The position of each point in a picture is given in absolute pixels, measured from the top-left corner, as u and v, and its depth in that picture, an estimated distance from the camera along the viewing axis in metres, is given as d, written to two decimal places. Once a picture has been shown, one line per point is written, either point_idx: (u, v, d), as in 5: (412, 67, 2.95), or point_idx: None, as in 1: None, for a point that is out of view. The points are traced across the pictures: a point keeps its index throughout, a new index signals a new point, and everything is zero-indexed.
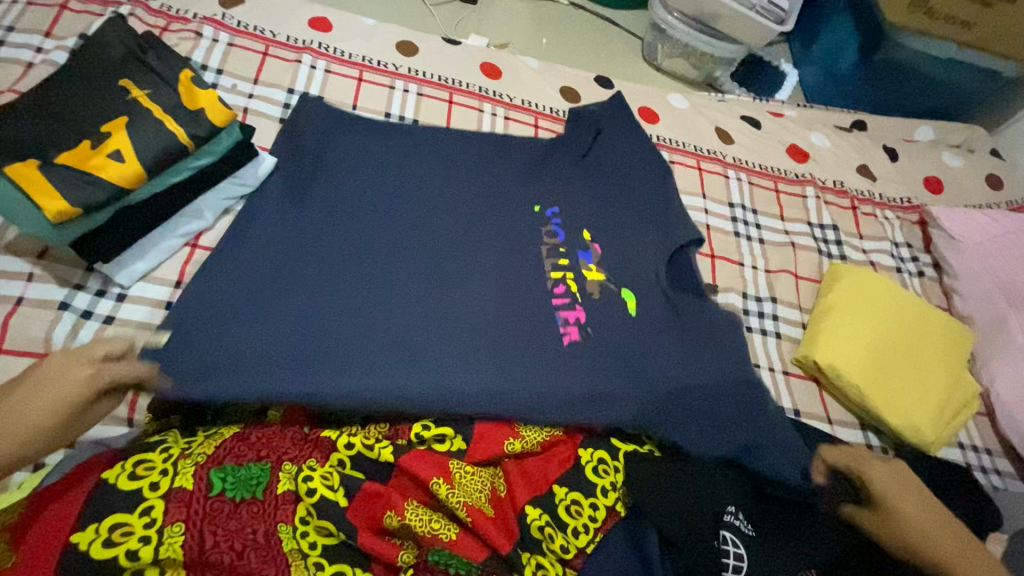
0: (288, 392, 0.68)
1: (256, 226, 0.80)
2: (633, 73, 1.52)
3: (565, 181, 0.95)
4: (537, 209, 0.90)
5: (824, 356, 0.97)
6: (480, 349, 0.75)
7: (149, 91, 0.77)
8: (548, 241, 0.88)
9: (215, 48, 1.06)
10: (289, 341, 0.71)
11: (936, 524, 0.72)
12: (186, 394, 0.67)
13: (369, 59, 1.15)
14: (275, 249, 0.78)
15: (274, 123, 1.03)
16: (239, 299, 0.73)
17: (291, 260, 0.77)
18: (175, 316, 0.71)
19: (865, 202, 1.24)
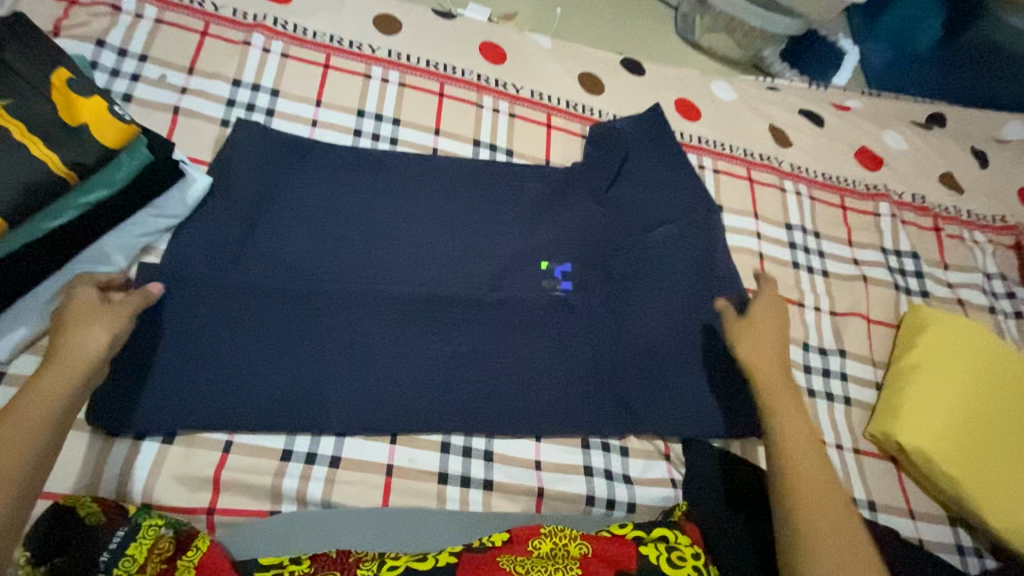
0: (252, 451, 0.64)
1: (195, 298, 0.66)
2: (664, 51, 1.26)
3: (585, 229, 0.81)
4: (544, 266, 0.78)
5: (913, 439, 0.76)
6: (472, 433, 0.69)
7: (9, 101, 0.55)
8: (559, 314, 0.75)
9: (140, 27, 0.83)
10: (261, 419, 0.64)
11: (780, 383, 0.68)
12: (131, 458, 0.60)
13: (338, 38, 0.91)
14: (229, 331, 0.66)
15: (214, 126, 0.80)
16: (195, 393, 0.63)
17: (248, 342, 0.66)
18: None
19: (949, 220, 1.02)
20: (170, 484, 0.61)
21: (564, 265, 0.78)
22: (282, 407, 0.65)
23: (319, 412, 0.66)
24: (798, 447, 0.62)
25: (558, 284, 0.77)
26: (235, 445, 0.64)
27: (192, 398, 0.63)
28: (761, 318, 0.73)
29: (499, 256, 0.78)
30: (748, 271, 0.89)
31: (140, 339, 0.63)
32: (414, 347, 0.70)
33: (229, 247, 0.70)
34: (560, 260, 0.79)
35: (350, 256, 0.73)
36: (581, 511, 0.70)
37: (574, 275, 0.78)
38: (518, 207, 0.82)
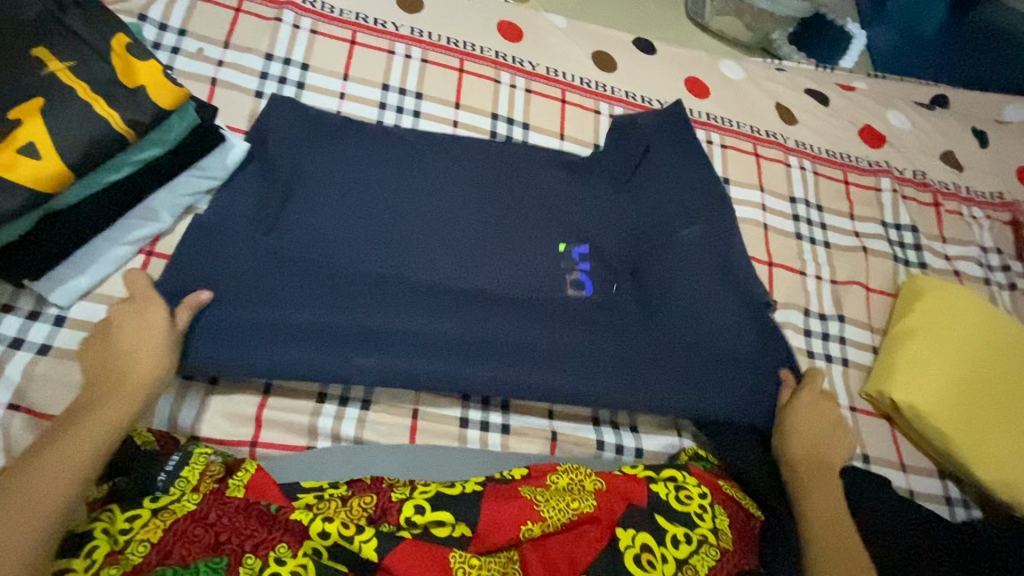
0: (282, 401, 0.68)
1: (230, 249, 0.70)
2: (674, 33, 1.30)
3: (597, 201, 0.86)
4: (563, 247, 0.82)
5: (906, 397, 0.81)
6: None
7: (74, 64, 0.61)
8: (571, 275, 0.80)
9: (179, 3, 0.88)
10: (294, 356, 0.67)
11: (821, 485, 0.70)
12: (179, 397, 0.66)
13: (364, 16, 0.96)
14: (263, 276, 0.69)
15: (249, 97, 0.86)
16: (229, 332, 0.66)
17: (279, 287, 0.69)
18: None
19: (949, 196, 1.05)
20: (218, 420, 0.67)
21: (581, 247, 0.83)
22: (314, 355, 0.67)
23: (342, 365, 0.68)
24: (830, 544, 0.65)
25: (575, 265, 0.81)
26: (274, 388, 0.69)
27: (227, 337, 0.66)
28: (813, 408, 0.75)
29: (519, 224, 0.82)
30: (753, 240, 0.94)
31: (181, 285, 0.67)
32: (438, 302, 0.74)
33: (269, 209, 0.75)
34: (574, 231, 0.84)
35: (377, 217, 0.77)
36: (592, 454, 0.75)
37: (591, 256, 0.82)
38: (535, 177, 0.86)
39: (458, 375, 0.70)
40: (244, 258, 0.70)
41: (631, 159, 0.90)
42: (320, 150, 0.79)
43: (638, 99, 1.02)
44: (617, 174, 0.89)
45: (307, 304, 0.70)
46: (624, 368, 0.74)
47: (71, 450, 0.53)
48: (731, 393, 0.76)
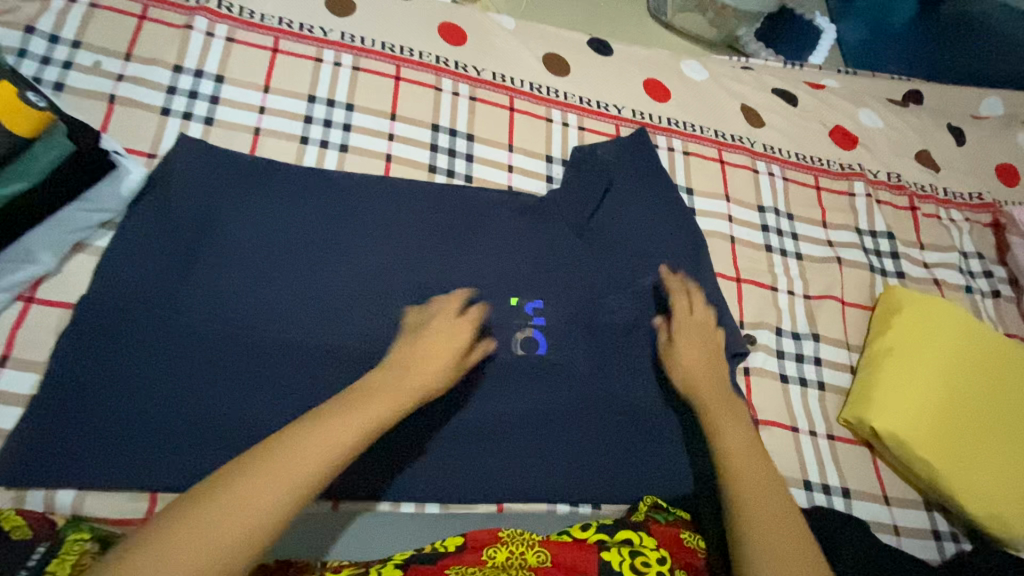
0: (189, 468, 0.60)
1: (138, 302, 0.64)
2: (635, 33, 1.23)
3: (546, 231, 0.81)
4: (514, 301, 0.75)
5: (887, 422, 0.74)
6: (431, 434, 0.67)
7: None
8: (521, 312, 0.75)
9: (74, 11, 0.79)
10: (214, 419, 0.62)
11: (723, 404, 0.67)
12: (66, 468, 0.58)
13: (287, 21, 0.87)
14: (174, 333, 0.64)
15: (154, 115, 0.76)
16: (139, 404, 0.61)
17: (191, 345, 0.64)
18: (60, 354, 0.61)
19: (925, 199, 0.99)
20: (108, 492, 0.59)
21: (536, 301, 0.76)
22: (234, 416, 0.63)
23: (258, 423, 0.63)
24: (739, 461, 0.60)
25: (529, 322, 0.74)
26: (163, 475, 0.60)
27: (135, 398, 0.61)
28: (688, 332, 0.73)
29: (462, 258, 0.77)
30: (719, 255, 0.87)
31: (86, 350, 0.61)
32: (373, 345, 0.69)
33: (179, 249, 0.67)
34: (523, 260, 0.78)
35: (302, 259, 0.71)
36: (545, 508, 0.68)
37: (547, 310, 0.76)
38: (479, 202, 0.81)
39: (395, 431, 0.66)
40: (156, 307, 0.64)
41: (592, 201, 0.83)
42: (238, 183, 0.72)
43: (593, 105, 0.94)
44: (574, 207, 0.82)
45: (226, 358, 0.64)
46: (572, 407, 0.71)
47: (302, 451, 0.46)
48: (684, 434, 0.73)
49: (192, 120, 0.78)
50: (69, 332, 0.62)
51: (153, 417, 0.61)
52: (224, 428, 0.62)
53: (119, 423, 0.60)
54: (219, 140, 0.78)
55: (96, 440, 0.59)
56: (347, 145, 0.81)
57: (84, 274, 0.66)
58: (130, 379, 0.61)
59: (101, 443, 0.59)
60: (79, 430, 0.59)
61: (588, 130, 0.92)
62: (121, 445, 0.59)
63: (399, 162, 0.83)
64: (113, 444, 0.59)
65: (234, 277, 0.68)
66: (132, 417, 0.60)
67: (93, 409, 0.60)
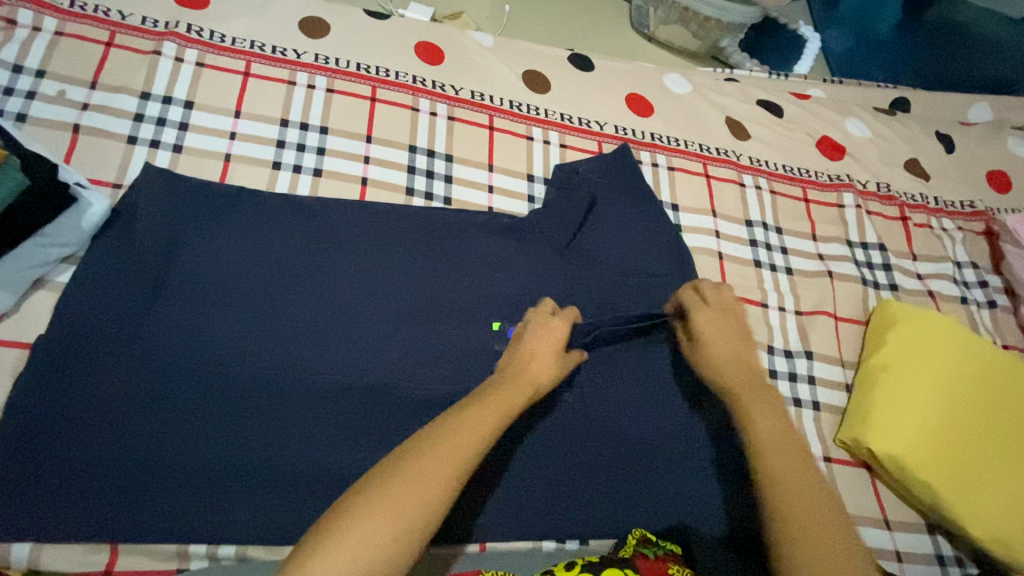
0: (153, 515, 0.57)
1: (99, 340, 0.61)
2: (617, 47, 1.22)
3: (529, 252, 0.79)
4: (496, 327, 0.73)
5: (883, 443, 0.72)
6: None
7: None
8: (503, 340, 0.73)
9: (38, 40, 0.77)
10: (179, 462, 0.59)
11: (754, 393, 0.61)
12: (21, 520, 0.55)
13: (259, 45, 0.85)
14: (137, 372, 0.61)
15: (120, 144, 0.74)
16: (99, 447, 0.58)
17: (155, 385, 0.61)
18: (17, 397, 0.58)
19: (916, 208, 0.98)
20: (66, 545, 0.56)
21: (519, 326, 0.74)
22: (201, 458, 0.60)
23: (229, 465, 0.60)
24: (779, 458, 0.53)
25: None
26: (124, 527, 0.57)
27: (96, 443, 0.58)
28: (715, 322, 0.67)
29: (442, 283, 0.74)
30: (707, 272, 0.84)
31: (44, 392, 0.59)
32: (348, 378, 0.66)
33: (144, 283, 0.65)
34: (505, 285, 0.76)
35: (274, 289, 0.68)
36: (530, 544, 0.65)
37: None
38: (459, 224, 0.78)
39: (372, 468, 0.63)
40: (123, 346, 0.62)
41: (575, 219, 0.80)
42: (206, 213, 0.70)
43: (575, 121, 0.93)
44: (557, 226, 0.80)
45: (192, 396, 0.62)
46: (560, 436, 0.69)
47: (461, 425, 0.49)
48: (674, 461, 0.71)
49: (161, 148, 0.76)
50: (26, 376, 0.59)
51: (113, 462, 0.58)
52: (190, 472, 0.59)
53: (79, 469, 0.57)
54: (187, 167, 0.75)
55: (52, 489, 0.56)
56: (321, 169, 0.79)
57: (44, 313, 0.64)
58: (90, 421, 0.58)
59: (56, 492, 0.56)
60: (35, 478, 0.56)
61: (570, 148, 0.90)
62: (78, 493, 0.56)
63: (376, 185, 0.81)
64: (71, 492, 0.56)
65: (201, 310, 0.65)
66: (91, 461, 0.57)
67: (50, 456, 0.57)
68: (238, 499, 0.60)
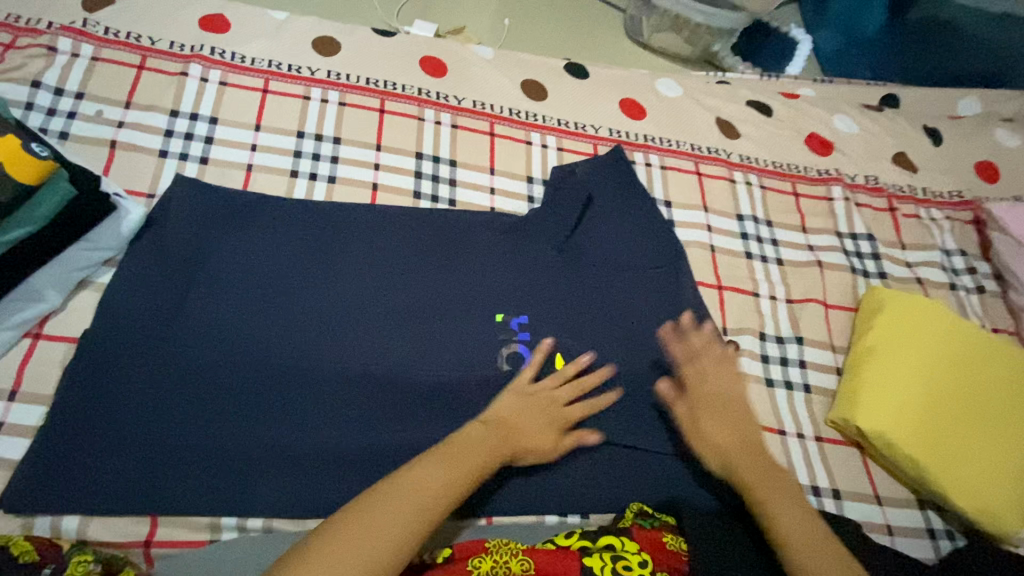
0: (187, 492, 0.63)
1: (136, 333, 0.67)
2: (613, 54, 1.28)
3: (528, 250, 0.84)
4: (499, 318, 0.78)
5: (870, 422, 0.75)
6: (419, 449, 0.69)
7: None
8: (505, 332, 0.78)
9: (76, 65, 0.84)
10: (208, 444, 0.65)
11: (769, 485, 0.65)
12: (68, 497, 0.61)
13: (276, 63, 0.92)
14: (171, 362, 0.67)
15: (152, 157, 0.81)
16: (136, 431, 0.63)
17: (185, 374, 0.67)
18: (63, 387, 0.64)
19: (904, 200, 1.01)
20: (109, 519, 0.61)
21: (520, 318, 0.79)
22: (228, 440, 0.65)
23: (253, 446, 0.66)
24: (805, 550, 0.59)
25: (513, 337, 0.77)
26: (161, 502, 0.62)
27: (133, 428, 0.63)
28: (708, 402, 0.71)
29: (447, 280, 0.79)
30: (699, 264, 0.89)
31: (88, 381, 0.65)
32: (362, 367, 0.72)
33: (175, 281, 0.71)
34: (506, 280, 0.81)
35: (292, 287, 0.74)
36: (533, 519, 0.69)
37: (531, 326, 0.79)
38: (463, 224, 0.84)
39: (385, 449, 0.68)
40: (157, 339, 0.68)
41: (572, 217, 0.85)
42: (230, 218, 0.76)
43: (571, 126, 0.98)
44: (554, 225, 0.85)
45: (220, 384, 0.67)
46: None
47: (407, 504, 0.53)
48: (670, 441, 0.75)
49: (189, 161, 0.82)
50: (73, 365, 0.65)
51: (151, 444, 0.63)
52: (219, 452, 0.65)
53: (120, 451, 0.63)
54: (213, 177, 0.82)
55: (96, 469, 0.62)
56: (334, 176, 0.86)
57: (87, 311, 0.70)
58: (128, 408, 0.64)
59: (99, 472, 0.62)
60: (81, 458, 0.62)
61: (567, 150, 0.96)
62: (120, 471, 0.62)
63: (386, 190, 0.86)
64: (112, 472, 0.62)
65: (226, 306, 0.71)
66: (130, 442, 0.63)
67: (92, 440, 0.62)
68: (263, 476, 0.65)
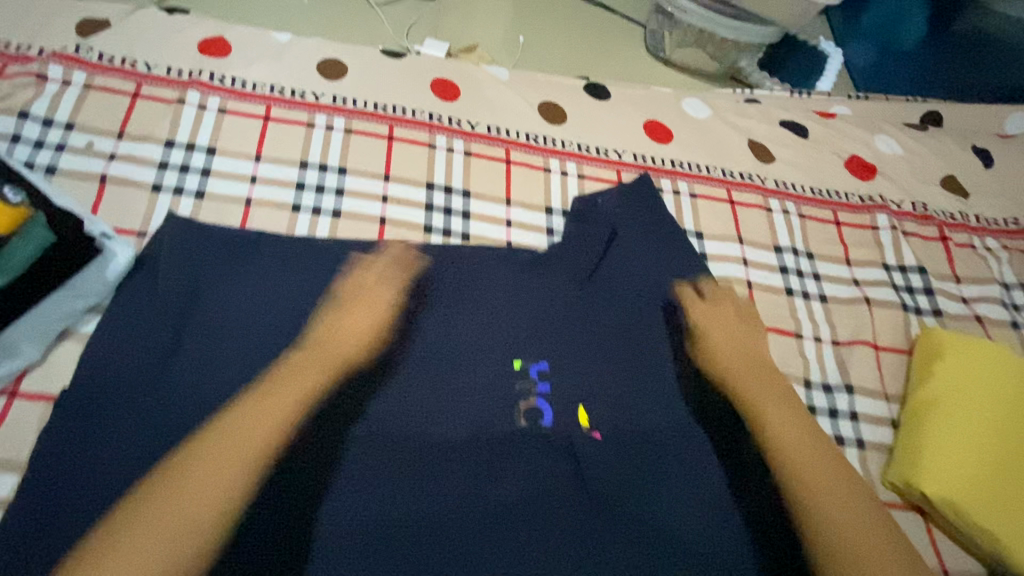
0: None
1: (119, 391, 0.61)
2: (634, 72, 1.22)
3: (546, 287, 0.76)
4: (517, 365, 0.70)
5: (936, 486, 0.67)
6: None
7: None
8: (523, 383, 0.69)
9: (67, 93, 0.79)
10: None
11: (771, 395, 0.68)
12: None
13: (279, 88, 0.86)
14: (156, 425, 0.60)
15: (145, 192, 0.76)
16: None
17: None
18: (35, 454, 0.58)
19: (955, 228, 0.93)
20: None
21: (540, 364, 0.71)
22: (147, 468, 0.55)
23: None
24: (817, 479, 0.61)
25: (533, 388, 0.69)
26: None
27: None
28: (712, 316, 0.76)
29: (460, 320, 0.72)
30: (736, 302, 0.81)
31: (63, 447, 0.58)
32: None
33: (163, 332, 0.65)
34: (524, 324, 0.73)
35: (291, 331, 0.67)
36: None
37: (552, 373, 0.70)
38: (477, 260, 0.77)
39: None
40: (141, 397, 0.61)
41: (593, 253, 0.78)
42: (225, 258, 0.70)
43: (593, 151, 0.91)
44: (575, 260, 0.78)
45: None
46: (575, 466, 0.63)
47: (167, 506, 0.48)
48: None
49: (184, 195, 0.77)
50: (49, 430, 0.59)
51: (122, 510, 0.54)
52: None
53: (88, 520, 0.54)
54: (210, 213, 0.76)
55: None
56: (339, 210, 0.79)
57: (69, 365, 0.64)
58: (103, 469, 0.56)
59: None
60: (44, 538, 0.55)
61: (588, 178, 0.89)
62: None
63: (394, 224, 0.80)
64: None
65: (216, 353, 0.64)
66: None
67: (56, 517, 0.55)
68: None
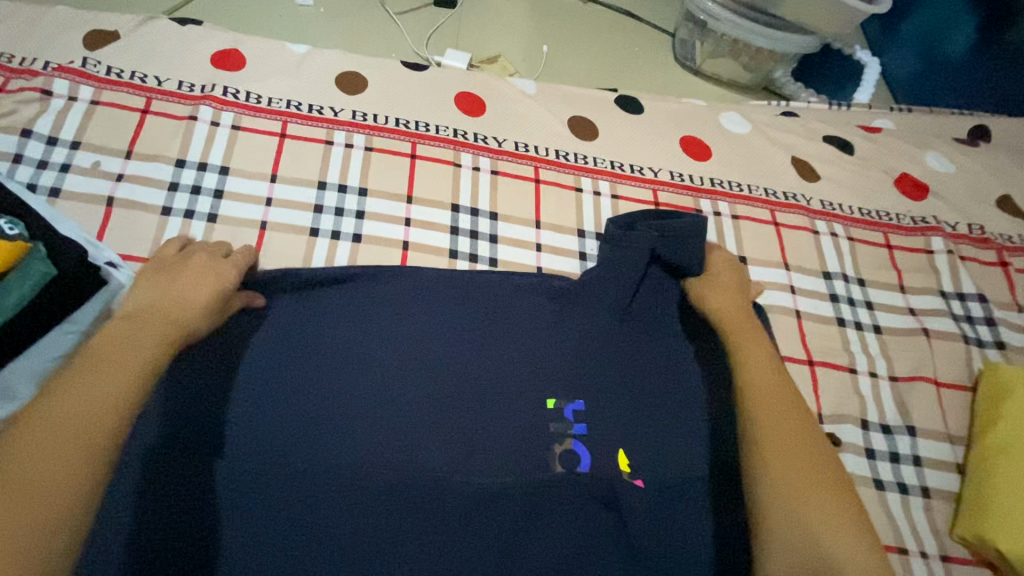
0: None
1: None
2: (663, 84, 1.17)
3: (577, 321, 0.68)
4: (552, 403, 0.61)
5: (1016, 545, 0.60)
6: None
7: None
8: (558, 427, 0.60)
9: (73, 110, 0.75)
10: None
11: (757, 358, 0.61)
12: None
13: (296, 104, 0.82)
14: None
15: (154, 215, 0.71)
16: None
17: None
18: None
19: (1016, 252, 0.87)
20: None
21: (576, 403, 0.62)
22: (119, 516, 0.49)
23: None
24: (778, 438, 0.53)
25: (569, 430, 0.60)
26: None
27: None
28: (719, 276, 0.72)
29: (485, 352, 0.64)
30: (785, 333, 0.75)
31: None
32: None
33: None
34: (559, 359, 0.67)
35: (306, 371, 0.59)
36: None
37: (590, 415, 0.61)
38: (505, 289, 0.70)
39: None
40: None
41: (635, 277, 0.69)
42: (181, 269, 0.56)
43: (627, 169, 0.86)
44: (615, 287, 0.69)
45: None
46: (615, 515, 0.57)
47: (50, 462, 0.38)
48: None
49: (195, 218, 0.72)
50: None
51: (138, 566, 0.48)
52: None
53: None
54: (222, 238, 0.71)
55: None
56: (360, 234, 0.75)
57: None
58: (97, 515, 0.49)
59: None
60: None
61: (622, 198, 0.84)
62: None
63: (418, 248, 0.75)
64: None
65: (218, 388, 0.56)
66: None
67: None
68: None
